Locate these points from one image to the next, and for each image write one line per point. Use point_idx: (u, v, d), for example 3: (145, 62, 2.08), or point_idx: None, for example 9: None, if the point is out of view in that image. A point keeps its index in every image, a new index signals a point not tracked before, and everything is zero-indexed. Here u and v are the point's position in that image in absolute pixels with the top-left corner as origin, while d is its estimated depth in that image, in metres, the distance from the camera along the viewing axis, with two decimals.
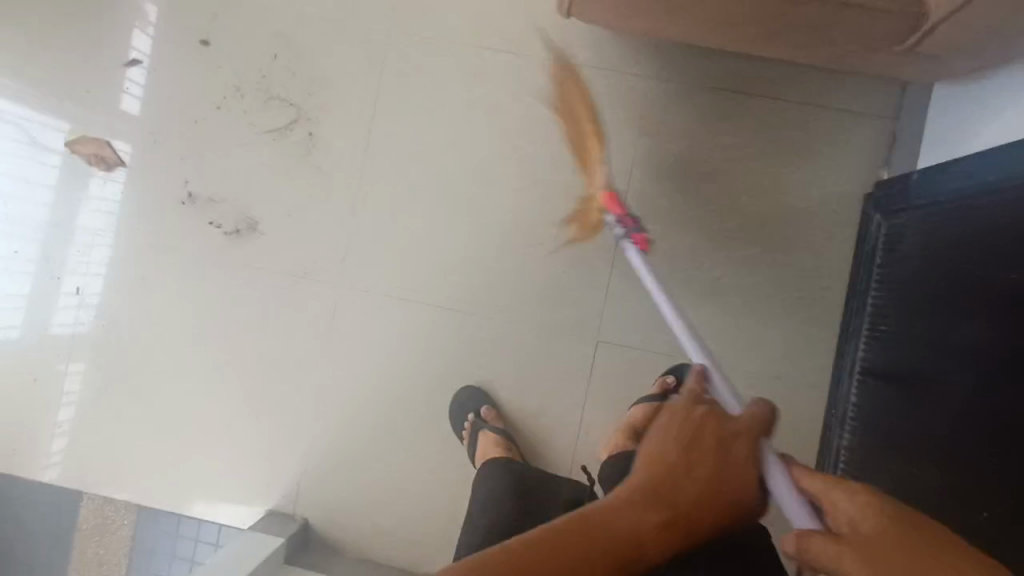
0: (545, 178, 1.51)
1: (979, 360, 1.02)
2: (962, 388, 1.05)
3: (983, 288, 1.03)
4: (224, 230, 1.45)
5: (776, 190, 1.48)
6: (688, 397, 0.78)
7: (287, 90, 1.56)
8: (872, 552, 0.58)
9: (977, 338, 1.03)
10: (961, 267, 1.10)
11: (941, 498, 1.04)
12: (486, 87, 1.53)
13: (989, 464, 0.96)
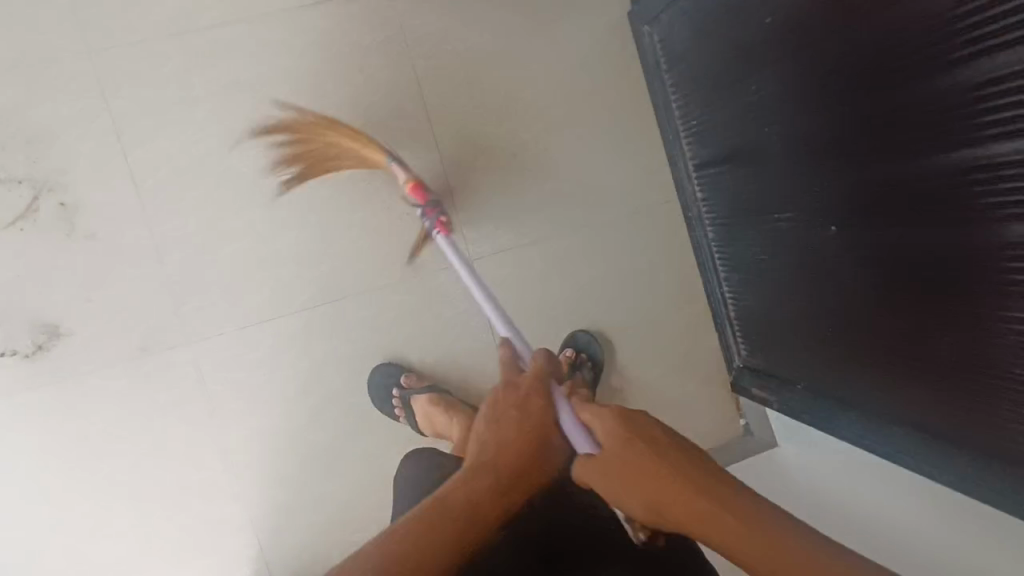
0: None
1: (789, 101, 1.01)
2: (784, 135, 1.05)
3: (764, 33, 1.02)
4: (24, 353, 1.28)
5: (556, 44, 1.43)
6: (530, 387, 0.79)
7: (3, 167, 1.25)
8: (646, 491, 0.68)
9: (777, 85, 1.03)
10: (733, 28, 1.08)
11: (818, 240, 1.06)
12: (223, 64, 1.31)
13: (842, 188, 0.97)
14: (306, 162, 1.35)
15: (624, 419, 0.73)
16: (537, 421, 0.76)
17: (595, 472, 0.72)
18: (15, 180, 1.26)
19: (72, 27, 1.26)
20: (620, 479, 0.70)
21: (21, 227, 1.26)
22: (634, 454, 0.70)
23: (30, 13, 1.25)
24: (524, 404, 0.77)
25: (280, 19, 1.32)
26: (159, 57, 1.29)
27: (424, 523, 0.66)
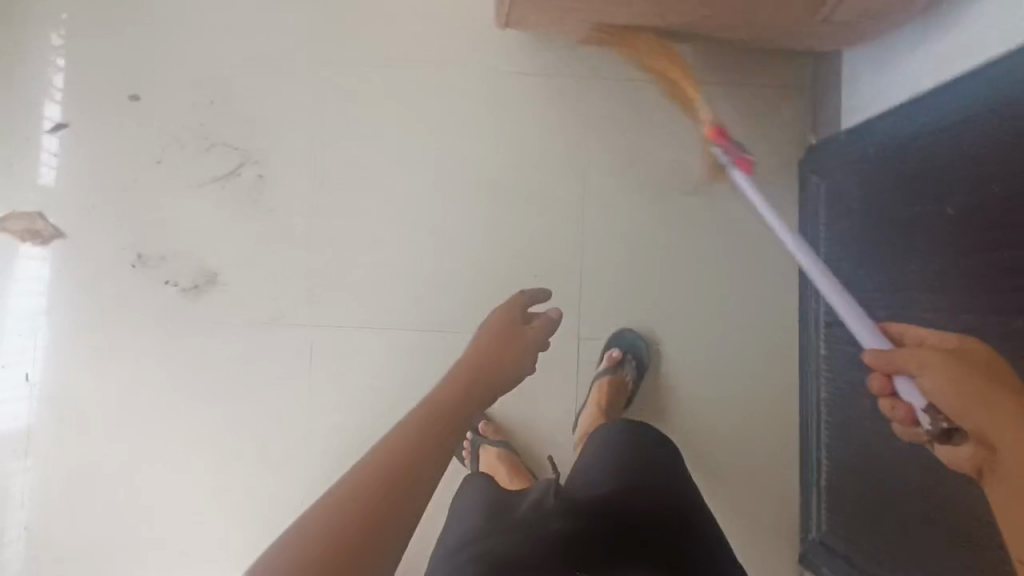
0: (500, 185, 1.48)
1: (952, 294, 1.00)
2: (939, 325, 1.03)
3: (942, 223, 1.02)
4: (181, 288, 1.44)
5: (721, 169, 1.49)
6: (524, 328, 0.95)
7: (227, 134, 1.46)
8: (967, 357, 0.65)
9: (942, 274, 1.02)
10: (910, 207, 1.10)
11: None
12: (428, 104, 1.48)
13: None
14: (467, 203, 1.48)
15: (952, 338, 0.69)
16: (514, 339, 0.92)
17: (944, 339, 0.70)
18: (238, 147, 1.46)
19: (324, 37, 1.48)
20: (946, 379, 0.63)
21: (220, 186, 1.45)
22: (953, 359, 0.64)
23: (296, 18, 1.48)
24: (947, 346, 0.68)
25: (490, 77, 1.48)
26: (381, 80, 1.48)
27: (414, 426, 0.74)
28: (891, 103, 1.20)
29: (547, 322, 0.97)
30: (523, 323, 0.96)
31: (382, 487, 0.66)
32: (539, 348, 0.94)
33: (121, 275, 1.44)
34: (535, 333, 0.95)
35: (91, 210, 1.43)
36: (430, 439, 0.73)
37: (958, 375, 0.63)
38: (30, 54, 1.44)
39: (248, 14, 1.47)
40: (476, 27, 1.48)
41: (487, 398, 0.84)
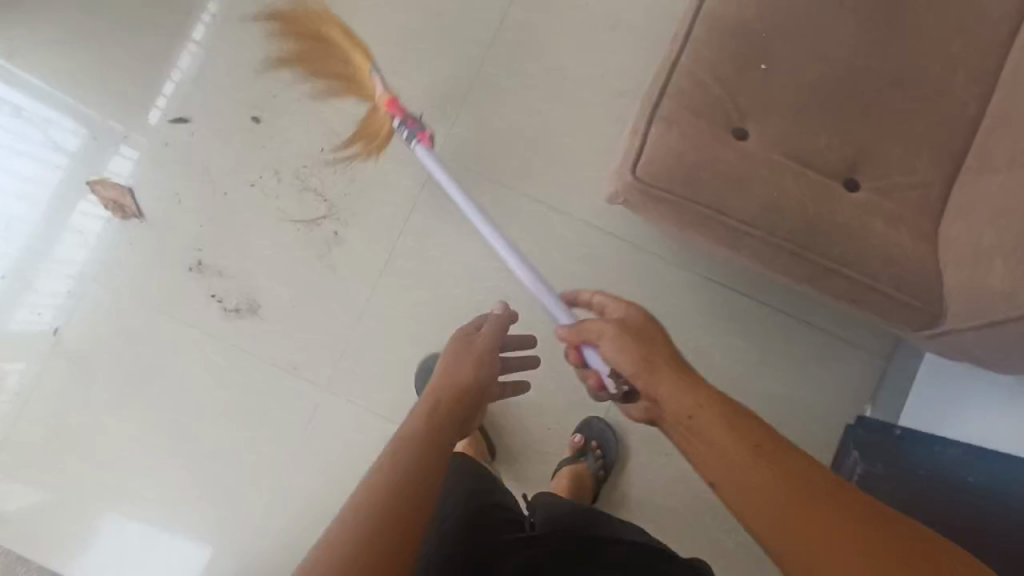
0: (550, 329, 1.47)
1: None
2: None
3: None
4: (223, 306, 1.47)
5: (765, 401, 1.45)
6: (489, 342, 0.98)
7: (323, 185, 1.51)
8: (723, 438, 0.75)
9: None
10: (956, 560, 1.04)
11: None
12: (514, 229, 1.50)
13: None
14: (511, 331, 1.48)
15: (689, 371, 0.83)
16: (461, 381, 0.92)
17: (645, 356, 0.85)
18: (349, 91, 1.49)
19: (442, 129, 1.52)
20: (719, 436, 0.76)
21: (298, 229, 1.50)
22: (616, 320, 0.90)
23: (425, 102, 1.53)
24: (638, 343, 0.86)
25: (577, 224, 1.50)
26: (478, 188, 1.51)
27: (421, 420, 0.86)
28: (997, 442, 1.15)
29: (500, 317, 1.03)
30: (469, 337, 0.99)
31: (386, 503, 0.74)
32: (500, 370, 0.97)
33: (175, 274, 1.49)
34: (478, 351, 0.97)
35: (176, 206, 1.50)
36: (430, 476, 0.79)
37: (625, 329, 0.88)
38: (188, 50, 1.54)
39: (384, 84, 1.53)
40: (584, 174, 1.51)
41: (455, 432, 0.89)
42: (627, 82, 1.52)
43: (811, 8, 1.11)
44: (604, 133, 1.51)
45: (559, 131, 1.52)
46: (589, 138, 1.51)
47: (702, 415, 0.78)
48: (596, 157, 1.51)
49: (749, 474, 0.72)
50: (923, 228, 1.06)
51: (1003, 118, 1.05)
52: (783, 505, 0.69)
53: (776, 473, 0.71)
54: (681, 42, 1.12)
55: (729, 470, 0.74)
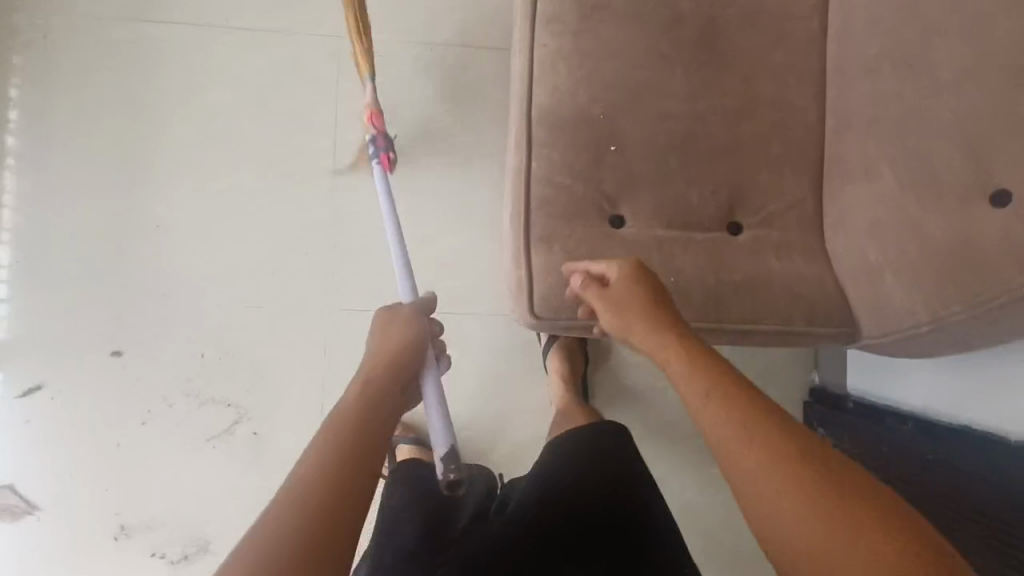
0: (508, 431, 1.43)
1: None
2: None
3: None
4: (168, 560, 1.34)
5: None
6: (417, 313, 0.91)
7: (220, 389, 1.38)
8: (726, 408, 0.71)
9: None
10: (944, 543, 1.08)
11: None
12: None
13: None
14: (470, 449, 1.42)
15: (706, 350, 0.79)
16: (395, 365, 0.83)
17: (639, 316, 0.86)
18: None
19: (320, 282, 1.41)
20: (714, 407, 0.72)
21: (213, 445, 1.37)
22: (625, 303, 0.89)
23: (290, 262, 1.40)
24: (626, 309, 0.87)
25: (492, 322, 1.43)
26: None
27: (345, 422, 0.74)
28: (919, 402, 1.22)
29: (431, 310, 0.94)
30: (392, 311, 0.90)
31: (312, 493, 0.65)
32: (431, 336, 0.89)
33: (101, 550, 1.33)
34: (414, 331, 0.88)
35: (69, 478, 1.33)
36: (350, 464, 0.69)
37: (636, 305, 0.87)
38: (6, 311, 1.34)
39: (238, 260, 1.39)
40: (480, 270, 1.43)
41: (393, 420, 0.78)
42: (482, 161, 1.44)
43: (635, 68, 1.04)
44: (485, 221, 1.44)
45: (434, 235, 1.42)
46: (470, 232, 1.43)
47: (705, 377, 0.75)
48: (482, 248, 1.42)
49: (752, 424, 0.69)
50: (813, 249, 1.06)
51: (846, 117, 1.04)
52: (780, 477, 0.64)
53: (776, 440, 0.67)
54: (526, 152, 1.05)
55: (725, 427, 0.70)
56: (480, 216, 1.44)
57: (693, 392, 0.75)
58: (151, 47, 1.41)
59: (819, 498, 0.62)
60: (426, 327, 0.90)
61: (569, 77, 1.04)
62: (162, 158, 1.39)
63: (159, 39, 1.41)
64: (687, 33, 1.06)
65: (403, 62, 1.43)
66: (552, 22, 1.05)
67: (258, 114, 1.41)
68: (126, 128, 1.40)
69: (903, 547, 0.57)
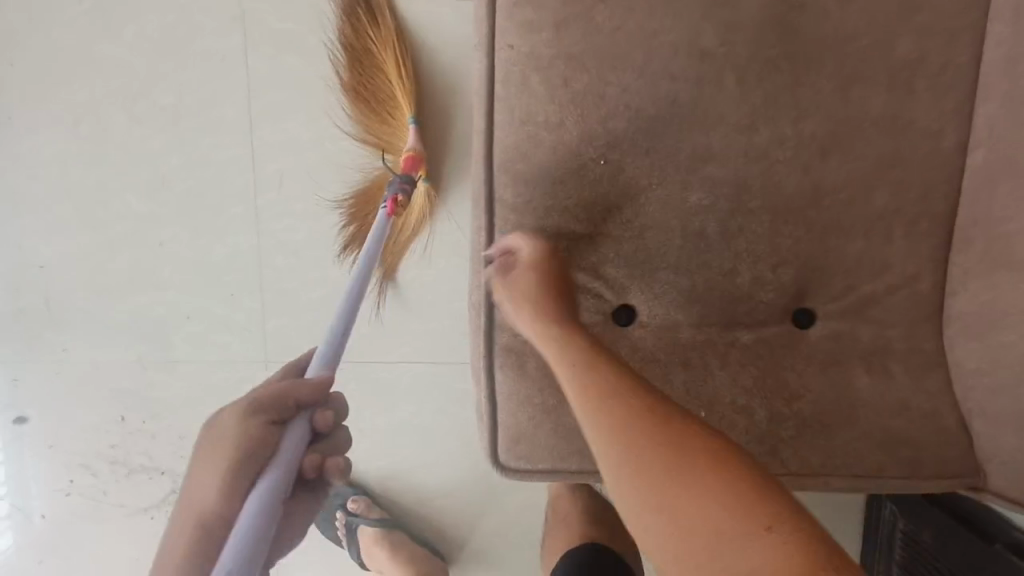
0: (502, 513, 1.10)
1: None
2: None
3: None
4: None
5: None
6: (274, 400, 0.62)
7: (148, 454, 1.14)
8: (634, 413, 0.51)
9: None
10: None
11: None
12: (400, 411, 1.06)
13: None
14: (456, 534, 1.10)
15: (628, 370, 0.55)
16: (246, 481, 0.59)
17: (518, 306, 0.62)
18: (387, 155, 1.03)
19: (246, 331, 1.10)
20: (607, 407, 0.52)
21: (151, 515, 1.16)
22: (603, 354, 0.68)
23: (206, 307, 1.08)
24: (511, 288, 0.63)
25: (465, 385, 1.06)
26: None
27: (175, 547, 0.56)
28: None
29: (302, 397, 0.63)
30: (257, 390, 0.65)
31: None
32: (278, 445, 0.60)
33: None
34: (247, 441, 0.59)
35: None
36: None
37: (522, 297, 0.62)
38: None
39: (145, 303, 1.08)
40: (441, 319, 1.04)
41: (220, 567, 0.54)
42: (454, 159, 1.02)
43: (656, 80, 0.65)
44: (449, 251, 1.03)
45: (423, 266, 1.03)
46: (434, 265, 1.03)
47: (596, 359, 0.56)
48: (453, 286, 1.04)
49: (611, 417, 0.51)
50: (925, 356, 0.70)
51: (1011, 151, 0.61)
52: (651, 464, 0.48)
53: (652, 431, 0.49)
54: (487, 214, 0.69)
55: (588, 409, 0.53)
56: (444, 240, 1.03)
57: (583, 369, 0.55)
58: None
59: (685, 491, 0.45)
60: (272, 430, 0.61)
61: (548, 100, 0.66)
62: (19, 177, 1.03)
63: None
64: (746, 11, 0.64)
65: (327, 23, 0.99)
66: (520, 8, 0.64)
67: (141, 104, 1.02)
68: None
69: (770, 529, 0.41)
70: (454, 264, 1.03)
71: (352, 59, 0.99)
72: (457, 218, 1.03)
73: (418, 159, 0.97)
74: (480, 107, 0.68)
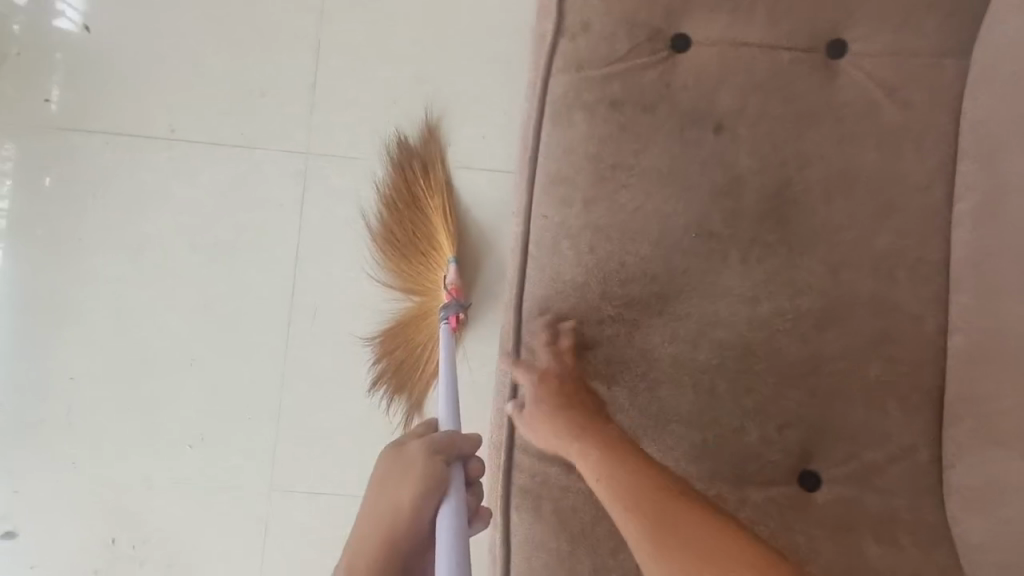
0: None
1: None
2: None
3: None
4: None
5: None
6: (435, 447, 0.66)
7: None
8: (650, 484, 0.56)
9: None
10: None
11: None
12: None
13: None
14: None
15: (642, 455, 0.61)
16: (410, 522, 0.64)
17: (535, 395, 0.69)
18: (413, 296, 1.12)
19: (256, 456, 1.11)
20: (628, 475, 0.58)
21: None
22: None
23: (221, 429, 1.10)
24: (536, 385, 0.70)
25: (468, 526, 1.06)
26: (333, 518, 1.10)
27: None
28: None
29: (463, 448, 0.67)
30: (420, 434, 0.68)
31: None
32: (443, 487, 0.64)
33: None
34: (424, 480, 0.64)
35: None
36: None
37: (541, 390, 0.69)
38: None
39: (163, 420, 1.10)
40: None
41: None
42: (479, 303, 1.12)
43: (670, 253, 0.75)
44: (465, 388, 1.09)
45: None
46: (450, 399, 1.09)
47: (586, 436, 0.63)
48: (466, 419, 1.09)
49: (646, 494, 0.55)
50: (930, 526, 0.71)
51: (984, 339, 0.69)
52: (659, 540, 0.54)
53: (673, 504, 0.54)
54: (514, 358, 0.75)
55: (614, 486, 0.58)
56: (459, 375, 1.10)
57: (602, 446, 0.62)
58: (69, 155, 1.13)
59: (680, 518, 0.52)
60: (443, 471, 0.65)
61: (575, 264, 0.75)
62: (72, 293, 1.11)
63: (85, 143, 1.13)
64: (746, 201, 0.75)
65: (377, 181, 1.14)
66: (555, 187, 0.77)
67: (201, 236, 1.13)
68: (26, 251, 1.11)
69: None
70: (469, 402, 1.10)
71: (394, 208, 1.11)
72: (479, 350, 1.11)
73: (458, 290, 1.06)
74: (518, 263, 0.78)
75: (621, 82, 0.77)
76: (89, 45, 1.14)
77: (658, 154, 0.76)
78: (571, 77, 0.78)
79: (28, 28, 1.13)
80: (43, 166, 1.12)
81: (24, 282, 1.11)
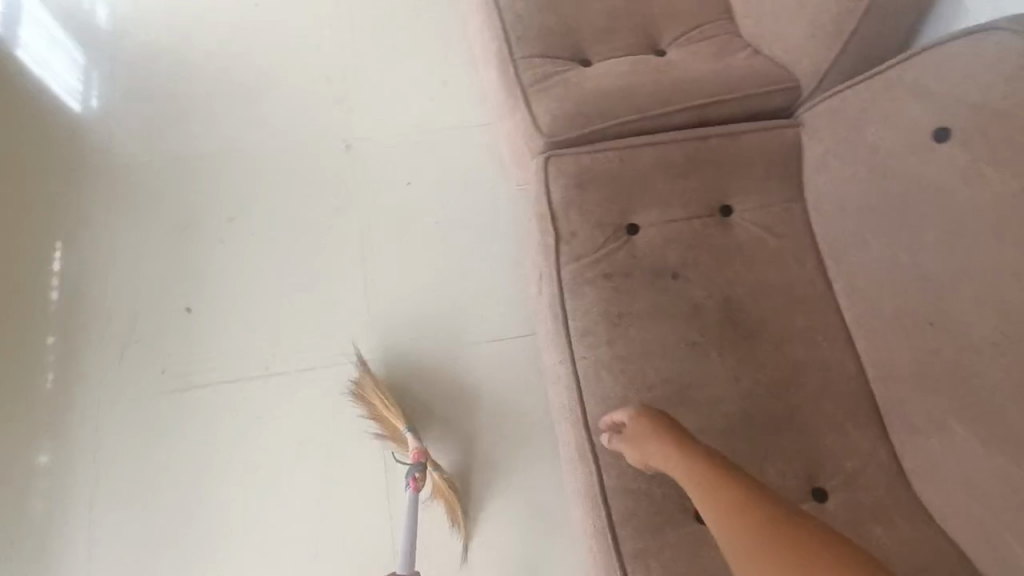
0: None
1: None
2: None
3: None
4: None
5: None
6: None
7: None
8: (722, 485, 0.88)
9: None
10: None
11: None
12: None
13: None
14: None
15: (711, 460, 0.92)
16: None
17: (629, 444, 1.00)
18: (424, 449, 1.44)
19: None
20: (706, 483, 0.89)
21: None
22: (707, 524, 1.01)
23: None
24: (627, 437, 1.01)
25: None
26: None
27: None
28: None
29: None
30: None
31: None
32: None
33: None
34: None
35: None
36: None
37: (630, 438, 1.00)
38: None
39: None
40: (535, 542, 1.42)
41: None
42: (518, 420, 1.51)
43: (674, 361, 1.11)
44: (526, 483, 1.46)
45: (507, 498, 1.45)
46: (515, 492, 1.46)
47: (674, 458, 0.94)
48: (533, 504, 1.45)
49: (725, 492, 0.87)
50: (906, 503, 1.02)
51: (887, 365, 1.06)
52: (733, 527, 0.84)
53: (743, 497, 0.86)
54: (593, 462, 1.07)
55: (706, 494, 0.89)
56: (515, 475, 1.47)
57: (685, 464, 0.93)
58: (199, 412, 1.49)
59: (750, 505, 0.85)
60: None
61: (615, 384, 1.10)
62: (216, 519, 1.42)
63: (208, 400, 1.50)
64: (709, 317, 1.15)
65: (404, 377, 1.53)
66: (585, 337, 1.14)
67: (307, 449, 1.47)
68: (176, 493, 1.44)
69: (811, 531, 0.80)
70: (532, 490, 1.46)
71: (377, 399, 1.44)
72: (526, 458, 1.48)
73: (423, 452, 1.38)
74: (574, 393, 1.12)
75: (606, 261, 1.19)
76: (200, 329, 1.55)
77: (645, 300, 1.16)
78: (574, 266, 1.19)
79: (153, 332, 1.55)
80: (181, 424, 1.49)
81: (177, 517, 1.42)
